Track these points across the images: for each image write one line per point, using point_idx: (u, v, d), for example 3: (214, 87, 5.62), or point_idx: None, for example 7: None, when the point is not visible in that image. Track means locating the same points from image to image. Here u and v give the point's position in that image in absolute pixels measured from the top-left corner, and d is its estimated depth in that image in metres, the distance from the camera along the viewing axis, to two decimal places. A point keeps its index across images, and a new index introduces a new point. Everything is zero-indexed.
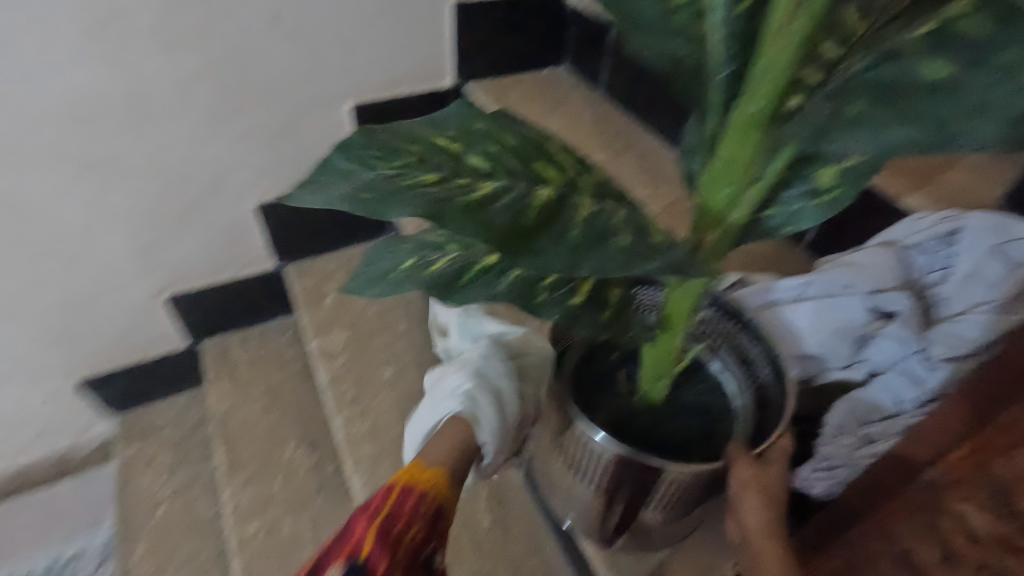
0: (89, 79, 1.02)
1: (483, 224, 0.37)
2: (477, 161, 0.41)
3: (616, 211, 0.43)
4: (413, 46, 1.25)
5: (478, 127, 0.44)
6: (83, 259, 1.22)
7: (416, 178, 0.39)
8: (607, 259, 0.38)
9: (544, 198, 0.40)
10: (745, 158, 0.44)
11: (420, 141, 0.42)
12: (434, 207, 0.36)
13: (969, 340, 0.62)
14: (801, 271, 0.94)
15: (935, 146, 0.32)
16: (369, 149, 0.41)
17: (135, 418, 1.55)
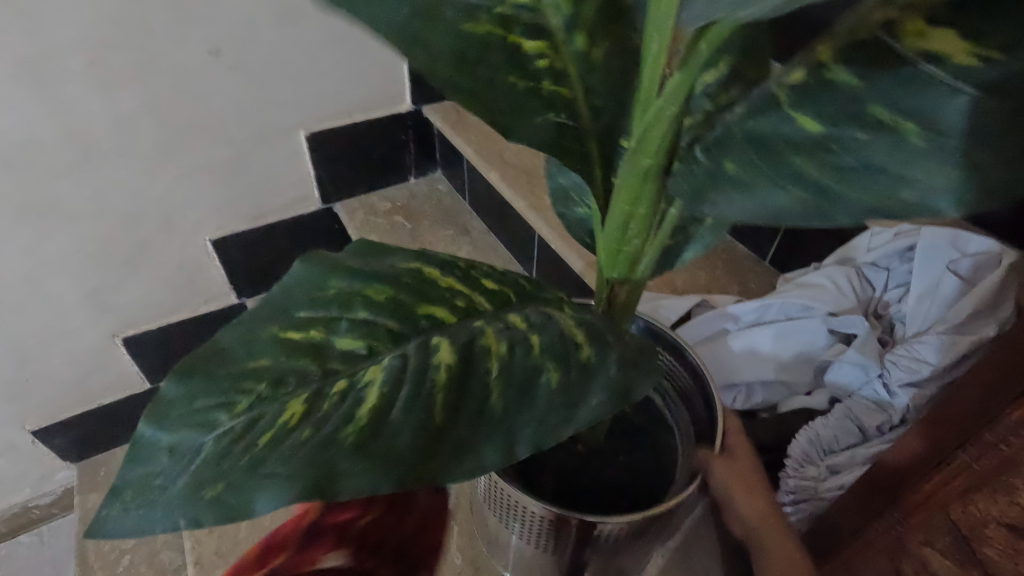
0: (21, 122, 0.98)
1: (385, 455, 0.30)
2: (345, 347, 0.35)
3: (524, 335, 0.37)
4: (366, 72, 1.23)
5: (329, 292, 0.37)
6: (28, 307, 1.16)
7: (271, 427, 0.31)
8: (527, 419, 0.33)
9: (440, 363, 0.34)
10: (635, 213, 0.42)
11: (257, 361, 0.33)
12: (320, 469, 0.29)
13: (929, 363, 0.59)
14: (764, 287, 0.92)
15: (812, 210, 0.30)
16: (209, 418, 0.32)
17: (98, 464, 1.49)
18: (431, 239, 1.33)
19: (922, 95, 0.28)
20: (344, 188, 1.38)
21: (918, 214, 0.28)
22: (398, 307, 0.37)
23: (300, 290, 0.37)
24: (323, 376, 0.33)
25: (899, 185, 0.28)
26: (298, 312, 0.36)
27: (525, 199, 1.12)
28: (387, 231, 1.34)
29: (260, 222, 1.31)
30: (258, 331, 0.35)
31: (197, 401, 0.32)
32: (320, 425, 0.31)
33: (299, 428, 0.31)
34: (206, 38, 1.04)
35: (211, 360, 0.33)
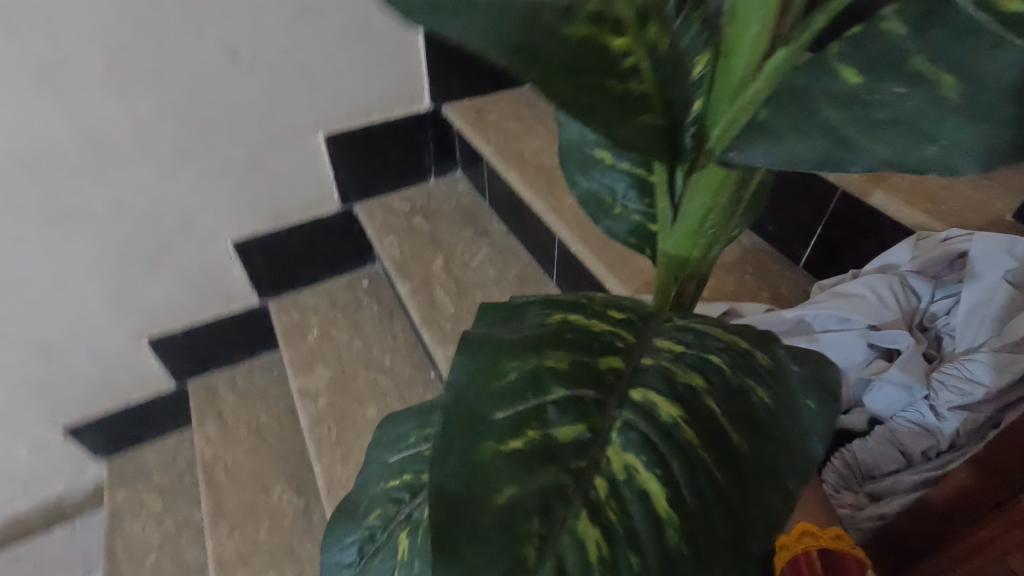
0: (43, 128, 0.99)
1: (703, 529, 0.25)
2: (568, 439, 0.26)
3: (706, 352, 0.31)
4: (383, 72, 1.21)
5: (510, 377, 0.28)
6: (55, 307, 1.18)
7: (585, 559, 0.23)
8: (792, 445, 0.28)
9: (673, 417, 0.28)
10: (715, 206, 0.38)
11: (507, 493, 0.24)
12: (664, 557, 0.24)
13: (982, 383, 0.54)
14: (797, 293, 0.87)
15: (829, 161, 0.27)
16: (484, 565, 0.22)
17: (126, 460, 1.51)
18: (450, 241, 1.30)
19: (971, 49, 0.24)
20: (363, 189, 1.37)
21: (945, 172, 0.25)
22: (592, 380, 0.29)
23: (473, 388, 0.27)
24: (578, 474, 0.25)
25: (923, 141, 0.25)
26: (495, 413, 0.26)
27: (543, 200, 1.08)
28: (406, 232, 1.32)
29: (279, 223, 1.31)
30: (474, 470, 0.25)
31: (468, 563, 0.22)
32: (636, 532, 0.24)
33: (614, 550, 0.24)
34: (222, 39, 1.03)
35: (454, 518, 0.23)
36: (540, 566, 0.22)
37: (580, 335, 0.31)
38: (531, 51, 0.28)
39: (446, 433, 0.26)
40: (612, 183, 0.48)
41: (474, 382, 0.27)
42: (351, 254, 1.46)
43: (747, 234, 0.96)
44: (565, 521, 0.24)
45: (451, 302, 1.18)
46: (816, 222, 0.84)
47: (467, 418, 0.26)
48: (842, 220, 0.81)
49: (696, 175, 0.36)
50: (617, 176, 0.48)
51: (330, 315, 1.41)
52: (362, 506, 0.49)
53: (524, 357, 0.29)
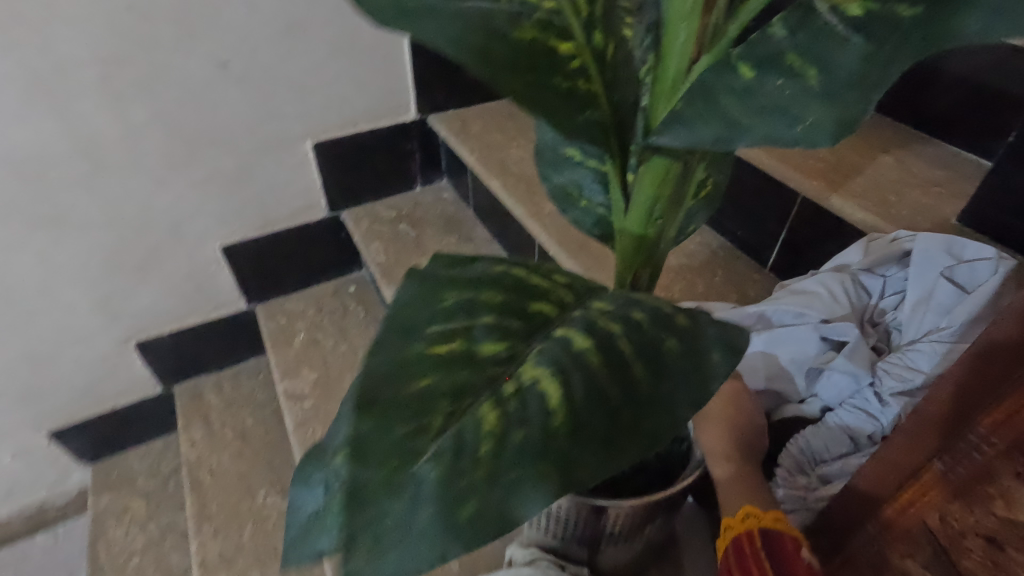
0: (35, 135, 1.02)
1: (591, 432, 0.27)
2: (490, 353, 0.30)
3: (630, 310, 0.34)
4: (370, 83, 1.26)
5: (447, 303, 0.31)
6: (43, 312, 1.20)
7: (474, 435, 0.26)
8: (686, 384, 0.30)
9: (586, 347, 0.30)
10: (661, 196, 0.42)
11: (420, 384, 0.27)
12: (553, 451, 0.26)
13: (921, 371, 0.58)
14: (762, 293, 0.92)
15: (723, 141, 0.33)
16: (383, 436, 0.25)
17: (110, 466, 1.51)
18: (435, 247, 1.34)
19: (827, 48, 0.30)
20: (350, 197, 1.40)
21: (805, 147, 0.30)
22: (519, 313, 0.32)
23: (415, 303, 0.31)
24: (493, 379, 0.28)
25: (793, 122, 0.31)
26: (428, 327, 0.29)
27: (523, 206, 1.12)
28: (392, 239, 1.35)
29: (267, 230, 1.34)
30: (399, 359, 0.28)
31: (368, 439, 0.25)
32: (528, 418, 0.27)
33: (509, 429, 0.26)
34: (211, 51, 1.07)
35: (373, 390, 0.27)
36: (437, 437, 0.26)
37: (521, 281, 0.35)
38: (483, 48, 0.32)
39: (381, 337, 0.29)
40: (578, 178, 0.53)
41: (419, 300, 0.31)
42: (337, 260, 1.49)
43: (717, 239, 1.00)
44: (466, 407, 0.27)
45: None
46: (782, 227, 0.89)
47: (404, 319, 0.30)
48: (804, 224, 0.86)
49: (643, 166, 0.41)
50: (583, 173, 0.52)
51: (316, 321, 1.43)
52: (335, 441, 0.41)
53: (464, 288, 0.32)
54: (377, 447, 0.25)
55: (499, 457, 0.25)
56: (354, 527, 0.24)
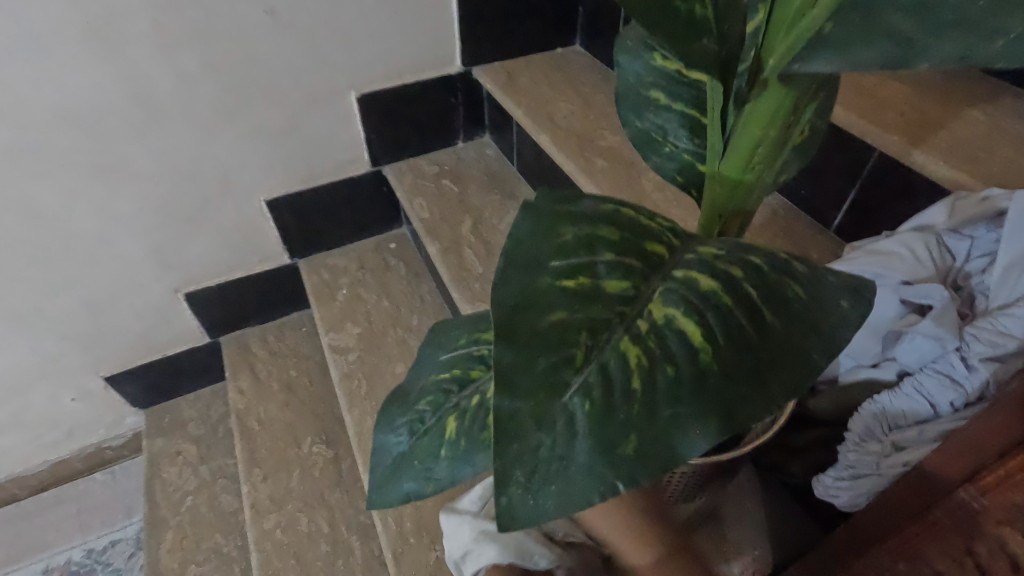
0: (92, 83, 1.02)
1: (726, 371, 0.29)
2: (616, 290, 0.31)
3: (745, 253, 0.34)
4: (417, 32, 1.22)
5: (567, 240, 0.32)
6: (101, 260, 1.23)
7: (620, 372, 0.28)
8: (819, 331, 0.30)
9: (713, 288, 0.32)
10: (765, 138, 0.39)
11: (555, 319, 0.29)
12: (697, 391, 0.28)
13: (1015, 336, 0.54)
14: (826, 255, 0.88)
15: (893, 63, 0.30)
16: (531, 372, 0.27)
17: (161, 412, 1.57)
18: (478, 204, 1.32)
19: None
20: (394, 151, 1.38)
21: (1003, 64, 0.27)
22: (638, 250, 0.33)
23: (534, 236, 0.32)
24: (622, 317, 0.30)
25: (992, 37, 0.28)
26: (551, 263, 0.30)
27: (574, 162, 1.09)
28: (436, 195, 1.34)
29: (312, 184, 1.34)
30: (532, 297, 0.29)
31: (518, 374, 0.27)
32: (671, 356, 0.29)
33: (653, 367, 0.29)
34: None
35: (512, 322, 0.28)
36: (585, 372, 0.28)
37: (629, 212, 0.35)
38: None
39: (507, 272, 0.30)
40: (662, 121, 0.50)
41: (538, 233, 0.31)
42: (379, 216, 1.48)
43: (779, 200, 0.96)
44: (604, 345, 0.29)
45: (480, 263, 1.20)
46: (853, 185, 0.84)
47: (528, 252, 0.31)
48: (878, 183, 0.81)
49: (756, 103, 0.38)
50: (668, 115, 0.50)
51: (359, 276, 1.44)
52: (413, 394, 0.51)
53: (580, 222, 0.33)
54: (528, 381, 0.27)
55: (642, 398, 0.28)
56: (510, 462, 0.26)
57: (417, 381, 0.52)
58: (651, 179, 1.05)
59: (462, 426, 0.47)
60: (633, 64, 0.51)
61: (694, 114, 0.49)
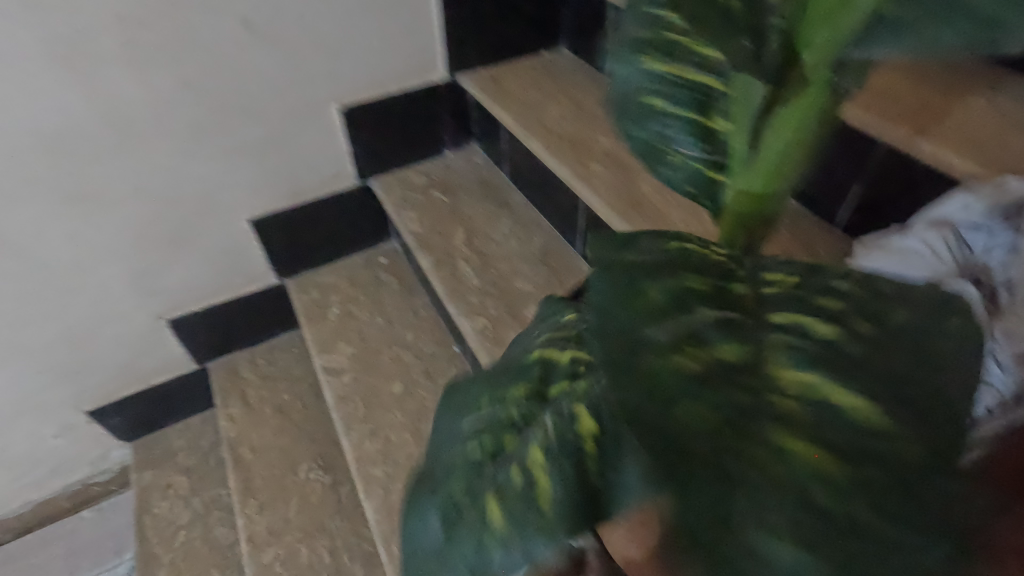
0: (62, 106, 0.97)
1: (910, 439, 0.26)
2: (731, 351, 0.31)
3: (827, 286, 0.35)
4: (399, 40, 1.19)
5: (657, 300, 0.32)
6: (79, 290, 1.17)
7: (790, 461, 0.26)
8: (955, 361, 0.29)
9: (828, 333, 0.32)
10: (800, 142, 0.36)
11: (689, 404, 0.27)
12: (887, 468, 0.26)
13: None
14: (834, 252, 0.85)
15: (977, 43, 0.26)
16: (693, 479, 0.25)
17: (150, 444, 1.51)
18: (470, 214, 1.28)
19: None
20: (380, 163, 1.35)
21: None
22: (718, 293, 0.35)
23: (624, 300, 0.32)
24: (751, 380, 0.30)
25: None
26: (655, 333, 0.30)
27: (568, 166, 1.06)
28: (426, 206, 1.30)
29: (297, 200, 1.30)
30: (656, 350, 0.29)
31: (685, 489, 0.25)
32: (840, 436, 0.27)
33: (826, 453, 0.27)
34: (236, 10, 1.01)
35: (648, 415, 0.26)
36: (752, 469, 0.26)
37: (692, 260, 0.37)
38: None
39: (617, 349, 0.29)
40: (664, 130, 0.48)
41: (628, 298, 0.32)
42: (367, 231, 1.44)
43: None
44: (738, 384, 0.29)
45: (476, 275, 1.17)
46: (858, 178, 0.82)
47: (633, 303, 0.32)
48: (883, 176, 0.79)
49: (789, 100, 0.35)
50: (669, 123, 0.48)
51: (350, 293, 1.39)
52: (441, 472, 0.44)
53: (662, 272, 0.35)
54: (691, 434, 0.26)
55: (800, 427, 0.28)
56: None
57: (443, 461, 0.44)
58: (649, 181, 1.02)
59: (506, 509, 0.39)
60: (624, 71, 0.49)
61: (699, 120, 0.46)
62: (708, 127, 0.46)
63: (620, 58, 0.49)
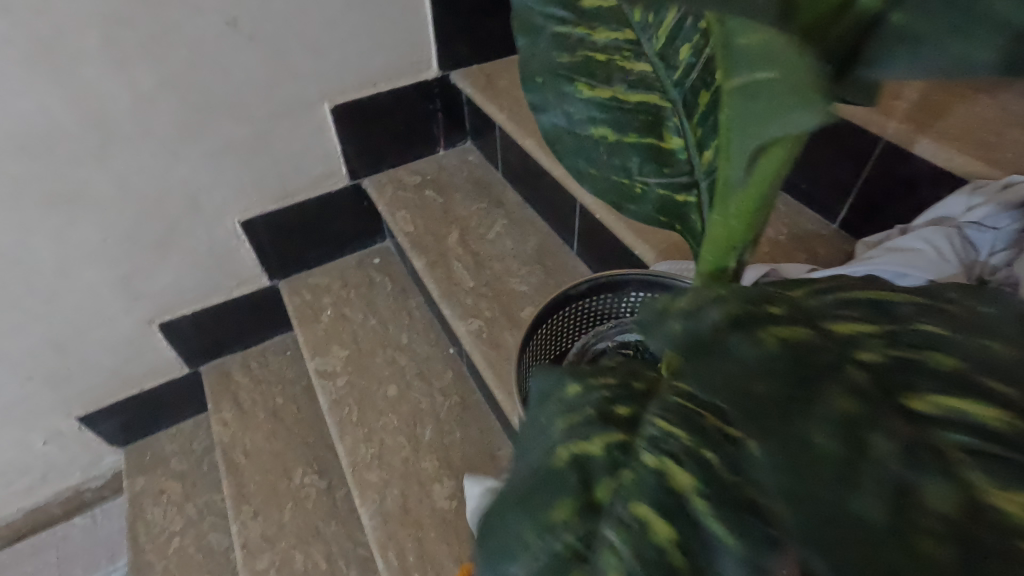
0: (41, 108, 0.94)
1: None
2: (932, 472, 0.22)
3: (919, 331, 0.28)
4: (389, 37, 1.16)
5: (819, 443, 0.23)
6: (64, 295, 1.15)
7: None
8: None
9: (991, 406, 0.24)
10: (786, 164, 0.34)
11: None
12: None
13: None
14: (832, 251, 0.84)
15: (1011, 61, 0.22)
16: None
17: (142, 448, 1.49)
18: (464, 213, 1.26)
19: None
20: (372, 162, 1.33)
21: None
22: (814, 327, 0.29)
23: (787, 467, 0.22)
24: (977, 500, 0.21)
25: None
26: (854, 499, 0.21)
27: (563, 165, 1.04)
28: (419, 206, 1.28)
29: (287, 202, 1.28)
30: (817, 438, 0.23)
31: None
32: None
33: None
34: (220, 7, 0.98)
35: None
36: None
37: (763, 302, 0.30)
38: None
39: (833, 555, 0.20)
40: (624, 161, 0.51)
41: (790, 467, 0.22)
42: (359, 231, 1.42)
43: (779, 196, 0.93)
44: (930, 442, 0.23)
45: (470, 275, 1.15)
46: (858, 175, 0.80)
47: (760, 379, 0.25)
48: (883, 174, 0.78)
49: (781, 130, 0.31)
50: (627, 154, 0.51)
51: (343, 294, 1.37)
52: None
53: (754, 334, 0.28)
54: (943, 561, 0.19)
55: None
56: None
57: None
58: None
59: None
60: (566, 119, 0.52)
61: (653, 145, 0.50)
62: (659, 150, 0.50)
63: (558, 110, 0.52)
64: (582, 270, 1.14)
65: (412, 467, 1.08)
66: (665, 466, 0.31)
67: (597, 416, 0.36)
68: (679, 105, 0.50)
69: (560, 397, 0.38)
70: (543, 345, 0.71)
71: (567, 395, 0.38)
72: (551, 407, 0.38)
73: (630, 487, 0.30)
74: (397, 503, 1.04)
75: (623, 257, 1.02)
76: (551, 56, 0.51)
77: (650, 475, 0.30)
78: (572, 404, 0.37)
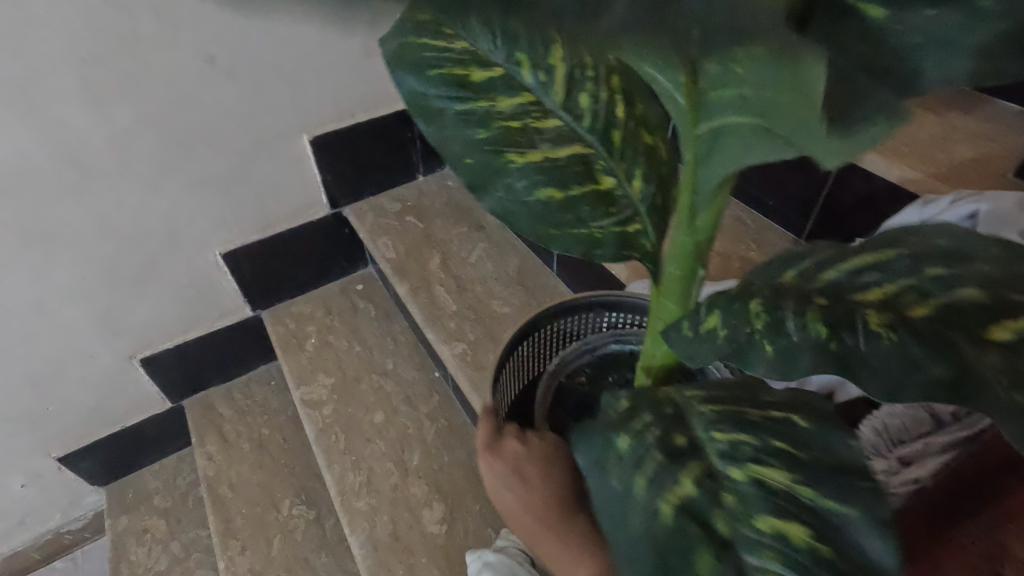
0: (18, 147, 0.95)
1: None
2: (974, 351, 0.28)
3: (902, 266, 0.33)
4: (364, 68, 1.19)
5: (887, 380, 0.29)
6: (41, 335, 1.14)
7: None
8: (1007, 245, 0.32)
9: (963, 291, 0.30)
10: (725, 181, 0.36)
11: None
12: None
13: None
14: None
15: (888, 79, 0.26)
16: None
17: (124, 486, 1.46)
18: (445, 238, 1.28)
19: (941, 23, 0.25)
20: (352, 190, 1.34)
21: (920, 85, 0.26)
22: (848, 316, 0.32)
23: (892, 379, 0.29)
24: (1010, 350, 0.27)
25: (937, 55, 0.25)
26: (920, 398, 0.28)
27: None
28: (399, 233, 1.30)
29: (268, 232, 1.28)
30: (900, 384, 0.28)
31: None
32: None
33: None
34: (197, 44, 1.00)
35: None
36: None
37: (793, 310, 0.33)
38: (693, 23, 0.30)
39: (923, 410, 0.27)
40: (579, 216, 0.47)
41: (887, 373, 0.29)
42: (342, 258, 1.43)
43: (748, 214, 0.97)
44: (973, 343, 0.28)
45: (453, 299, 1.17)
46: (821, 191, 0.84)
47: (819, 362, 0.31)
48: (844, 190, 0.81)
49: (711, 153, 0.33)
50: (579, 208, 0.47)
51: (326, 322, 1.38)
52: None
53: (812, 353, 0.31)
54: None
55: None
56: None
57: None
58: None
59: None
60: (510, 193, 0.47)
61: (596, 191, 0.47)
62: (598, 190, 0.47)
63: (497, 188, 0.47)
64: (563, 291, 1.16)
65: (401, 493, 1.08)
66: (752, 471, 0.35)
67: (665, 454, 0.37)
68: (599, 148, 0.48)
69: (614, 454, 0.37)
70: (526, 361, 0.72)
71: (618, 450, 0.37)
72: (613, 472, 0.36)
73: (741, 508, 0.33)
74: (387, 530, 1.04)
75: (602, 277, 1.04)
76: (469, 134, 0.47)
77: (750, 487, 0.34)
78: (631, 458, 0.37)
